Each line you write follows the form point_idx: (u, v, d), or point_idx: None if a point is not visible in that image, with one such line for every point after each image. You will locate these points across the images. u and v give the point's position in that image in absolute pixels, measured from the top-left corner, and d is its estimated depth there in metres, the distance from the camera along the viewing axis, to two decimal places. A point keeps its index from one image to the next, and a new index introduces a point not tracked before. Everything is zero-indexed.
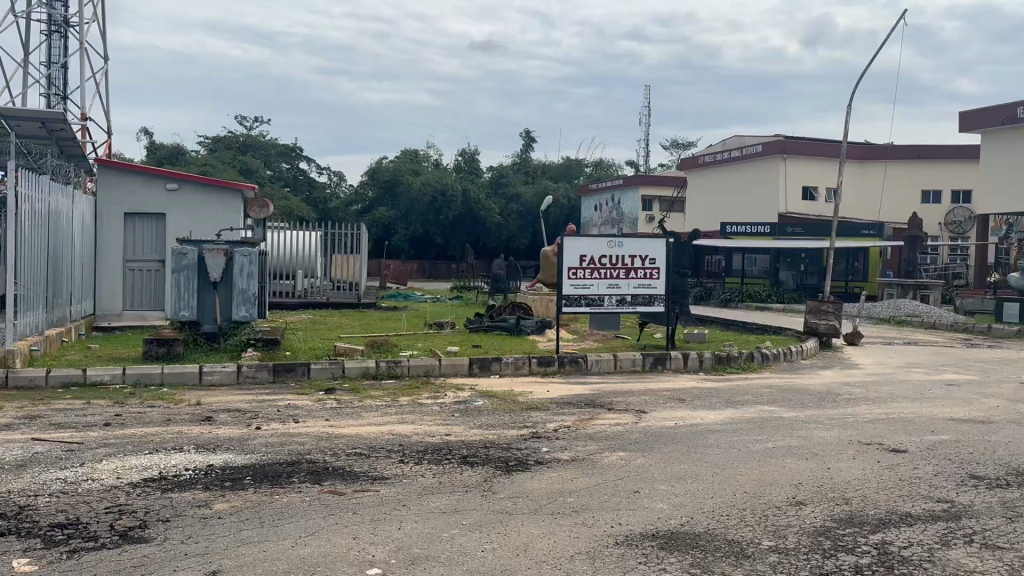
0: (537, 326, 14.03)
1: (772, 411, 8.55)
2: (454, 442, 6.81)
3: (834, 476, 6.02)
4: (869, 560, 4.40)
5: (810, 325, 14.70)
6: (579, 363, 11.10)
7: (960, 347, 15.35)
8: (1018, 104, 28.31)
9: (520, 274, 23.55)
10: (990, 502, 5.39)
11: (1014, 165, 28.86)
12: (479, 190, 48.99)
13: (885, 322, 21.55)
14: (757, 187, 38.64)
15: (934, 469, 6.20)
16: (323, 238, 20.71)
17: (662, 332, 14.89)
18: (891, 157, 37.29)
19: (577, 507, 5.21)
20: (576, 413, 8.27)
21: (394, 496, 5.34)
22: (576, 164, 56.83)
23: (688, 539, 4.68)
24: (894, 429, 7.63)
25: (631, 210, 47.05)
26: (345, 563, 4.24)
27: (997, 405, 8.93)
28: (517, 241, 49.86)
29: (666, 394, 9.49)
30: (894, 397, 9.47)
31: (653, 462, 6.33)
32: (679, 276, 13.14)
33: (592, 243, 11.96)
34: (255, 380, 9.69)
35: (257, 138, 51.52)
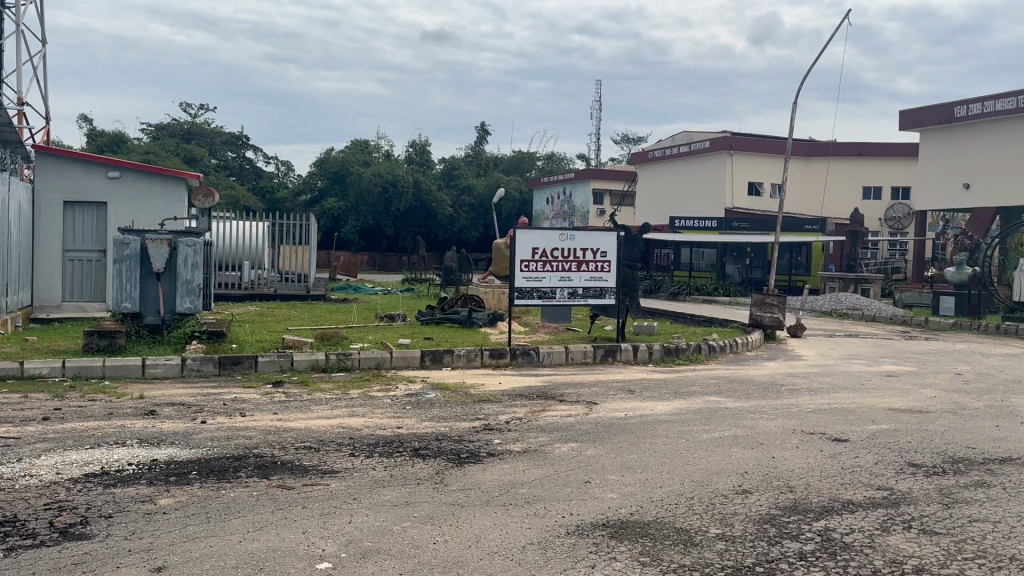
0: (489, 318, 14.17)
1: (718, 401, 8.70)
2: (406, 435, 6.77)
3: (779, 464, 6.16)
4: (812, 547, 4.51)
5: (754, 318, 14.97)
6: (530, 355, 11.13)
7: (897, 339, 15.83)
8: (956, 103, 29.15)
9: (472, 267, 23.52)
10: (928, 489, 5.57)
11: (951, 163, 29.80)
12: (430, 182, 48.74)
13: (827, 315, 22.12)
14: (705, 182, 39.21)
15: (874, 458, 6.38)
16: (271, 229, 20.33)
17: (612, 324, 15.08)
18: (832, 154, 38.23)
19: (529, 498, 5.23)
20: (528, 404, 8.30)
21: (344, 490, 5.29)
22: (528, 157, 56.95)
23: (637, 528, 4.75)
24: (837, 419, 7.83)
25: (582, 204, 47.32)
26: (294, 559, 4.18)
27: (934, 395, 9.24)
28: (468, 234, 49.79)
29: (617, 386, 9.58)
30: (835, 388, 9.74)
31: (604, 453, 6.38)
32: (629, 269, 13.26)
33: (544, 235, 12.03)
34: (200, 373, 9.50)
35: (202, 126, 50.97)
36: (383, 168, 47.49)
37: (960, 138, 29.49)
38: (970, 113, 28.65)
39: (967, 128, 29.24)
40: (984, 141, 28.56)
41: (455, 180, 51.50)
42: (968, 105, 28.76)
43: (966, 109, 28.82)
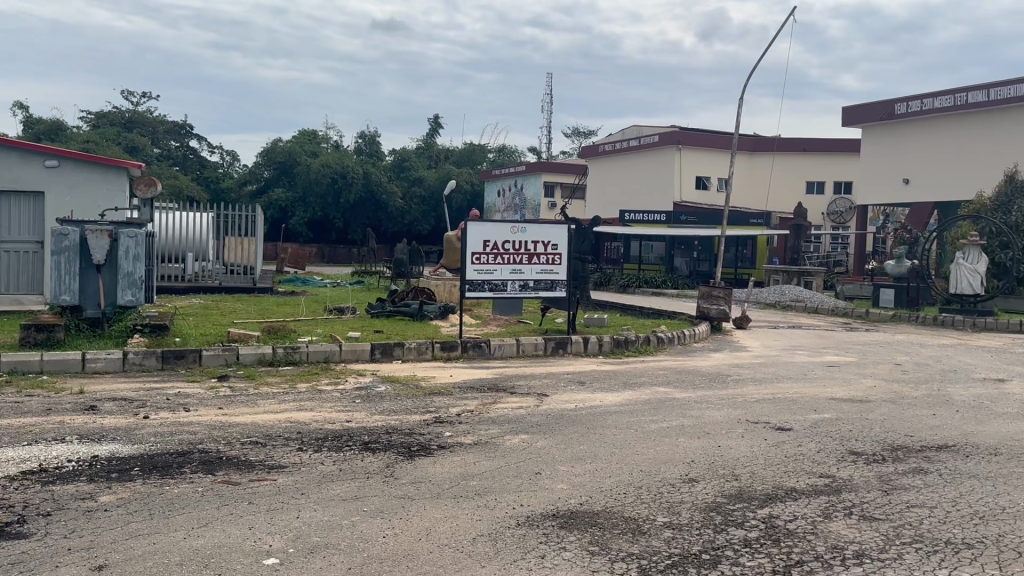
0: (440, 311, 14.12)
1: (666, 392, 8.83)
2: (354, 429, 6.72)
3: (724, 453, 6.28)
4: (757, 534, 4.60)
5: (701, 310, 15.20)
6: (482, 347, 11.13)
7: (839, 330, 16.23)
8: (897, 100, 29.91)
9: (423, 259, 23.39)
10: (868, 477, 5.74)
11: (893, 158, 30.54)
12: (380, 173, 48.35)
13: (772, 307, 22.59)
14: (653, 176, 39.68)
15: (816, 446, 6.55)
16: (216, 220, 19.91)
17: (562, 316, 15.15)
18: (777, 149, 38.98)
19: (479, 489, 5.24)
20: (479, 397, 8.30)
21: (292, 485, 5.23)
22: (480, 150, 56.87)
23: (587, 518, 4.79)
24: (781, 409, 8.01)
25: (534, 197, 47.38)
26: (240, 554, 4.12)
27: (873, 385, 9.50)
28: (419, 226, 49.57)
29: (568, 377, 9.66)
30: (779, 378, 9.97)
31: (554, 445, 6.40)
32: (580, 261, 13.34)
33: (496, 228, 12.01)
34: (142, 367, 9.28)
35: (143, 114, 49.74)
36: (332, 158, 46.96)
37: (900, 134, 30.31)
38: (910, 110, 29.47)
39: (907, 124, 30.06)
40: (924, 137, 29.40)
41: (405, 172, 51.16)
42: (908, 102, 29.55)
43: (907, 106, 29.61)
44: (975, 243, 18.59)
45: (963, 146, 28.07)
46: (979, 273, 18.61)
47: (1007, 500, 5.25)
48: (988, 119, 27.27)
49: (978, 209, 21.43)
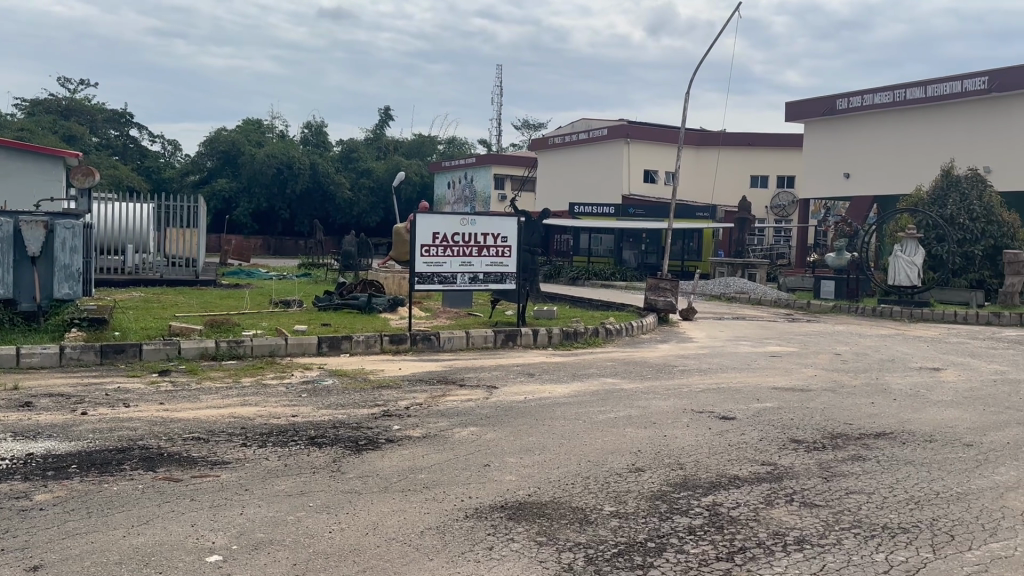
0: (389, 304, 14.02)
1: (613, 383, 8.93)
2: (301, 423, 6.64)
3: (670, 442, 6.38)
4: (701, 521, 4.69)
5: (649, 302, 15.40)
6: (431, 340, 11.09)
7: (781, 321, 16.61)
8: (837, 96, 30.59)
9: (371, 251, 23.21)
10: (808, 464, 5.90)
11: (835, 153, 31.24)
12: (328, 164, 47.77)
13: (717, 298, 22.99)
14: (601, 169, 39.98)
15: (758, 435, 6.69)
16: (157, 211, 19.43)
17: (512, 309, 15.19)
18: (722, 143, 39.68)
19: (428, 482, 5.23)
20: (428, 389, 8.28)
21: (236, 481, 5.14)
22: (429, 142, 56.59)
23: (535, 509, 4.82)
24: (725, 398, 8.17)
25: (484, 189, 47.34)
26: (182, 552, 4.05)
27: (814, 374, 9.77)
28: (367, 218, 49.17)
29: (517, 369, 9.70)
30: (723, 368, 10.16)
31: (503, 437, 6.42)
32: (530, 254, 13.36)
33: (445, 220, 11.97)
34: (80, 363, 9.03)
35: (80, 102, 48.20)
36: (277, 148, 46.25)
37: (842, 128, 30.97)
38: (851, 105, 30.10)
39: (849, 118, 30.74)
40: (865, 131, 30.14)
41: (353, 163, 50.70)
42: (849, 98, 30.16)
43: (848, 101, 30.24)
44: (912, 236, 19.18)
45: (902, 141, 28.87)
46: (916, 265, 19.24)
47: (940, 485, 5.44)
48: (926, 114, 28.06)
49: (915, 202, 22.10)
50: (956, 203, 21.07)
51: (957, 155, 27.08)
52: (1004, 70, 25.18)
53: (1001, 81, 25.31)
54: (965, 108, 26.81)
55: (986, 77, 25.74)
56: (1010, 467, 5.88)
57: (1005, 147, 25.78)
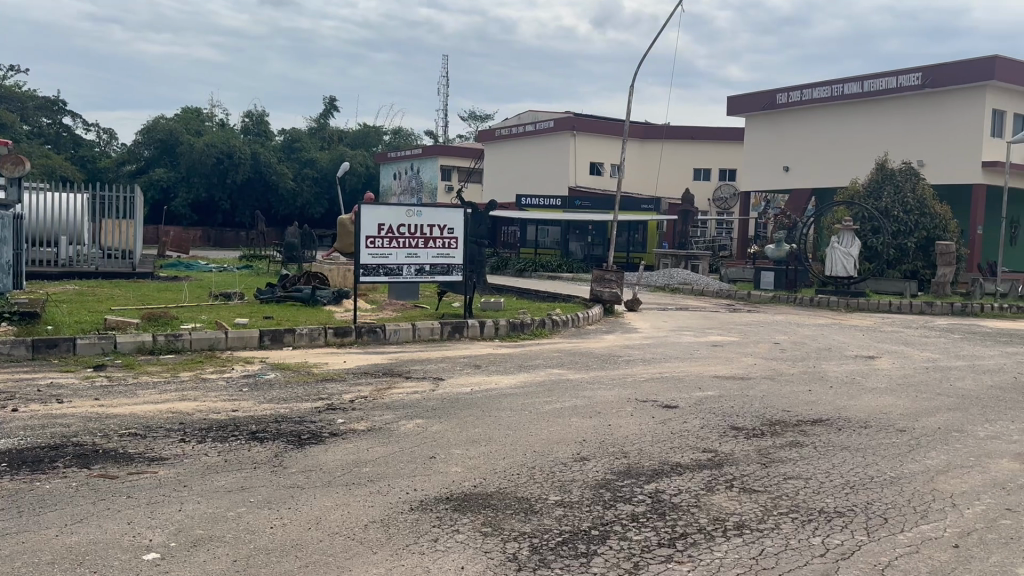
0: (334, 296, 13.87)
1: (559, 373, 9.00)
2: (242, 418, 6.52)
3: (614, 431, 6.46)
4: (643, 509, 4.77)
5: (594, 293, 15.53)
6: (377, 332, 10.99)
7: (723, 312, 16.94)
8: (778, 91, 31.19)
9: (315, 243, 22.90)
10: (748, 450, 6.03)
11: (775, 146, 31.89)
12: (270, 154, 46.90)
13: (661, 289, 23.31)
14: (548, 160, 40.12)
15: (700, 422, 6.81)
16: (92, 202, 18.82)
17: (459, 301, 15.14)
18: (666, 137, 40.19)
19: (373, 476, 5.19)
20: (373, 382, 8.23)
21: (173, 477, 5.04)
22: (374, 132, 56.04)
23: (481, 500, 4.83)
24: (668, 387, 8.31)
25: (431, 179, 47.09)
26: (119, 550, 3.95)
27: (754, 363, 9.99)
28: (311, 209, 48.50)
29: (464, 361, 9.69)
30: (666, 358, 10.32)
31: (448, 429, 6.41)
32: (476, 246, 13.32)
33: (391, 211, 11.86)
34: (10, 358, 8.73)
35: (9, 88, 46.37)
36: (217, 137, 45.25)
37: (782, 122, 31.63)
38: (791, 100, 30.75)
39: (789, 112, 31.41)
40: (804, 126, 30.84)
41: (296, 153, 49.91)
42: (789, 92, 30.80)
43: (788, 96, 30.88)
44: (848, 228, 19.72)
45: (839, 135, 29.63)
46: (852, 256, 19.80)
47: (874, 469, 5.62)
48: (862, 109, 28.83)
49: (852, 195, 22.73)
50: (890, 195, 21.74)
51: (892, 149, 27.89)
52: (937, 66, 25.97)
53: (934, 77, 26.10)
54: (899, 103, 27.61)
55: (920, 74, 26.51)
56: (940, 451, 6.10)
57: (936, 141, 26.60)
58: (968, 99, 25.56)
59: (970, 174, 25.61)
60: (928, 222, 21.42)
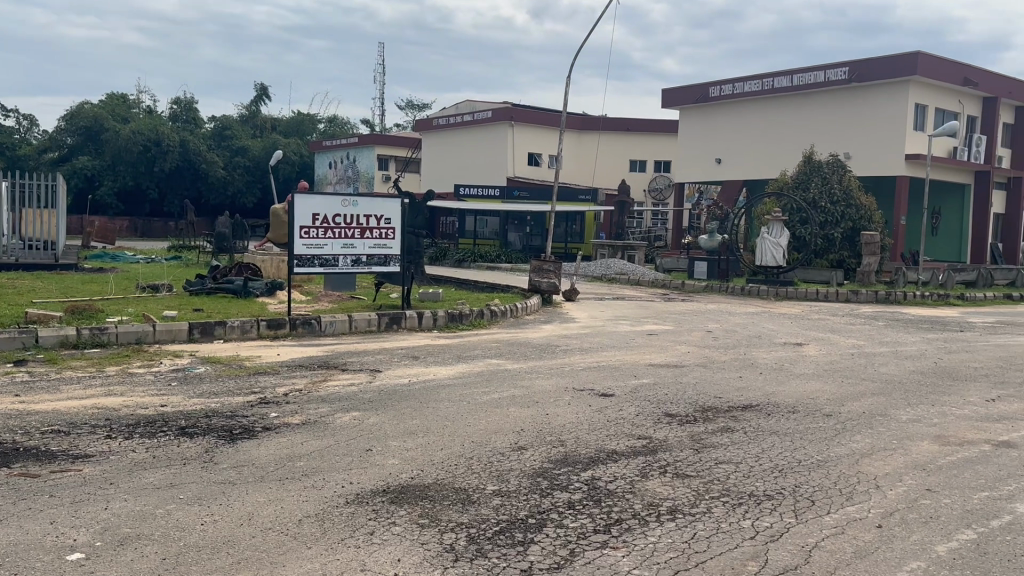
0: (267, 288, 13.61)
1: (497, 363, 9.03)
2: (171, 413, 6.35)
3: (552, 421, 6.50)
4: (579, 496, 4.83)
5: (532, 283, 15.58)
6: (312, 324, 10.83)
7: (658, 301, 17.22)
8: (711, 84, 31.72)
9: (248, 234, 22.43)
10: (681, 436, 6.15)
11: (708, 138, 32.51)
12: (200, 141, 45.62)
13: (598, 279, 23.55)
14: (485, 151, 40.08)
15: (635, 410, 6.92)
16: (11, 190, 18.01)
17: (396, 292, 15.03)
18: (603, 128, 40.63)
19: (307, 470, 5.12)
20: (308, 374, 8.13)
21: (100, 475, 4.87)
22: (309, 120, 55.09)
23: (418, 491, 4.81)
24: (604, 375, 8.42)
25: (367, 169, 46.53)
26: (40, 551, 3.81)
27: (687, 351, 10.18)
28: (243, 199, 47.44)
29: (401, 352, 9.60)
30: (603, 346, 10.46)
31: (385, 421, 6.36)
32: (414, 236, 13.17)
33: (326, 201, 11.67)
34: None
35: None
36: (144, 124, 43.88)
37: (714, 115, 32.24)
38: (723, 93, 31.33)
39: (721, 105, 32.01)
40: (736, 118, 31.50)
41: (226, 141, 48.65)
42: (721, 85, 31.38)
43: (720, 89, 31.43)
44: (778, 218, 20.25)
45: (770, 128, 30.36)
46: (781, 247, 20.33)
47: (801, 453, 5.80)
48: (792, 103, 29.59)
49: (781, 186, 23.35)
50: (818, 187, 22.39)
51: (819, 142, 28.73)
52: (863, 62, 26.75)
53: (859, 72, 26.89)
54: (827, 97, 28.42)
55: (846, 68, 27.28)
56: (864, 435, 6.33)
57: (862, 134, 27.46)
58: (892, 94, 26.46)
59: (894, 167, 26.51)
60: (853, 213, 22.14)
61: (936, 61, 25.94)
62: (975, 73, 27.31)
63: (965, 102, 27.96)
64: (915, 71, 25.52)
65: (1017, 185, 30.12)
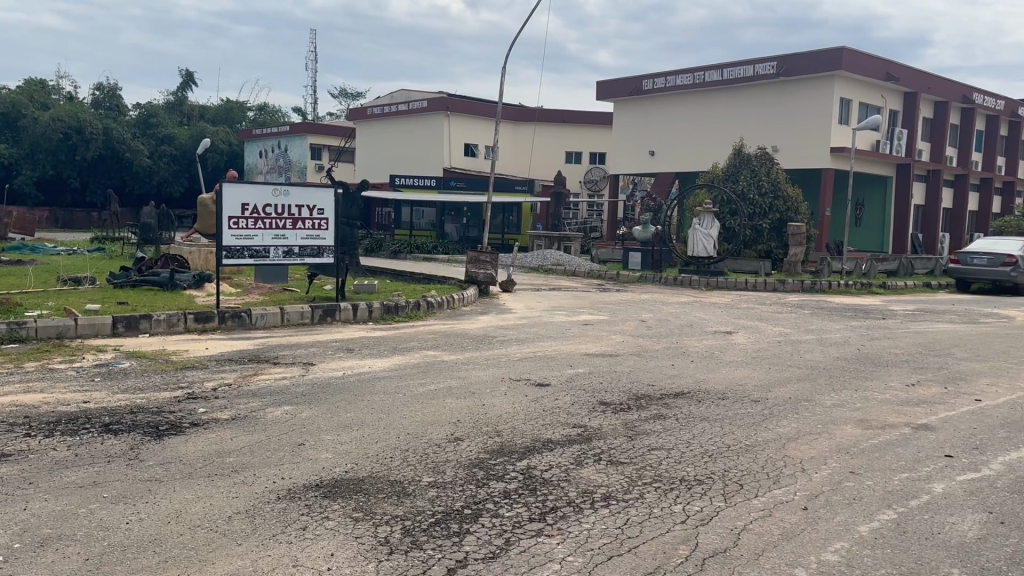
0: (194, 280, 13.27)
1: (434, 355, 8.99)
2: (94, 410, 6.13)
3: (488, 411, 6.50)
4: (515, 485, 4.84)
5: (469, 274, 15.54)
6: (242, 317, 10.59)
7: (593, 291, 17.39)
8: (643, 77, 32.09)
9: (175, 225, 21.78)
10: (615, 424, 6.23)
11: (642, 131, 32.94)
12: (124, 129, 44.10)
13: (535, 270, 23.65)
14: (421, 141, 39.77)
15: (571, 399, 6.98)
16: None
17: (331, 283, 14.83)
18: (538, 120, 40.75)
19: (237, 466, 5.01)
20: (239, 368, 7.95)
21: (17, 475, 4.67)
22: (238, 108, 53.78)
23: (351, 485, 4.76)
24: (541, 366, 8.47)
25: (299, 158, 45.67)
26: None
27: (622, 340, 10.32)
28: (170, 188, 46.02)
29: (335, 345, 9.48)
30: (539, 336, 10.52)
31: (319, 414, 6.28)
32: (348, 227, 12.99)
33: (255, 190, 11.41)
34: None
35: None
36: (64, 111, 42.26)
37: (648, 107, 32.66)
38: (656, 86, 31.73)
39: (654, 98, 32.44)
40: (668, 111, 32.00)
41: (152, 129, 47.12)
42: (654, 79, 31.77)
43: (653, 82, 31.84)
44: (708, 210, 20.65)
45: (702, 121, 30.91)
46: (712, 238, 20.73)
47: (731, 438, 5.95)
48: (722, 97, 30.19)
49: (712, 178, 23.82)
50: (747, 179, 22.93)
51: (749, 135, 29.38)
52: (790, 56, 27.42)
53: (787, 66, 27.57)
54: (756, 91, 29.07)
55: (774, 63, 27.93)
56: (791, 420, 6.52)
57: (789, 128, 28.20)
58: (818, 89, 27.22)
59: (819, 160, 27.33)
60: (780, 205, 22.76)
61: (859, 56, 26.77)
62: (896, 69, 28.29)
63: (887, 97, 28.93)
64: (839, 66, 26.28)
65: (936, 177, 31.38)
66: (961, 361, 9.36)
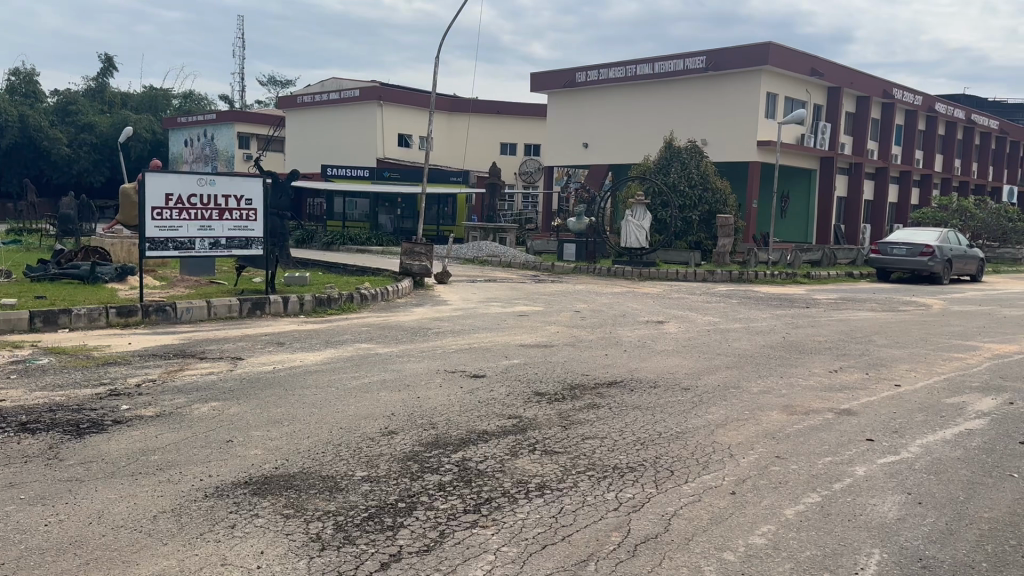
0: (116, 273, 12.82)
1: (367, 348, 8.90)
2: (10, 409, 5.87)
3: (422, 404, 6.47)
4: (449, 477, 4.84)
5: (404, 266, 15.40)
6: (166, 311, 10.29)
7: (528, 282, 17.48)
8: (576, 70, 32.33)
9: (96, 216, 20.99)
10: (550, 414, 6.28)
11: (575, 123, 33.20)
12: (40, 115, 42.32)
13: (470, 261, 23.62)
14: (353, 131, 39.22)
15: (505, 390, 7.00)
16: None
17: (260, 276, 14.51)
18: (472, 112, 40.63)
19: (163, 463, 4.87)
20: (164, 364, 7.72)
21: None
22: (162, 96, 52.11)
23: (282, 481, 4.67)
24: (475, 357, 8.46)
25: (227, 147, 44.51)
26: None
27: (557, 331, 10.40)
28: (91, 177, 44.31)
29: (265, 339, 9.29)
30: (474, 328, 10.51)
31: (248, 410, 6.16)
32: (278, 217, 12.71)
33: (180, 179, 11.09)
34: None
35: None
36: None
37: (581, 100, 32.91)
38: (589, 79, 32.00)
39: (587, 91, 32.72)
40: (601, 104, 32.31)
41: (71, 116, 45.30)
42: (587, 72, 32.04)
43: (586, 75, 32.09)
44: (641, 202, 20.92)
45: (633, 114, 31.31)
46: (644, 229, 21.03)
47: (662, 426, 6.06)
48: (653, 90, 30.65)
49: (644, 170, 24.16)
50: (678, 172, 23.35)
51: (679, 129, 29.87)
52: (719, 51, 27.96)
53: (716, 61, 28.11)
54: (686, 85, 29.58)
55: (704, 57, 28.46)
56: (719, 406, 6.68)
57: (716, 122, 28.78)
58: (746, 83, 27.82)
59: (747, 153, 27.98)
60: (709, 197, 23.24)
61: (785, 52, 27.47)
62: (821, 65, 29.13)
63: (812, 92, 29.79)
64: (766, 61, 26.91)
65: (858, 171, 32.48)
66: (881, 348, 9.74)
